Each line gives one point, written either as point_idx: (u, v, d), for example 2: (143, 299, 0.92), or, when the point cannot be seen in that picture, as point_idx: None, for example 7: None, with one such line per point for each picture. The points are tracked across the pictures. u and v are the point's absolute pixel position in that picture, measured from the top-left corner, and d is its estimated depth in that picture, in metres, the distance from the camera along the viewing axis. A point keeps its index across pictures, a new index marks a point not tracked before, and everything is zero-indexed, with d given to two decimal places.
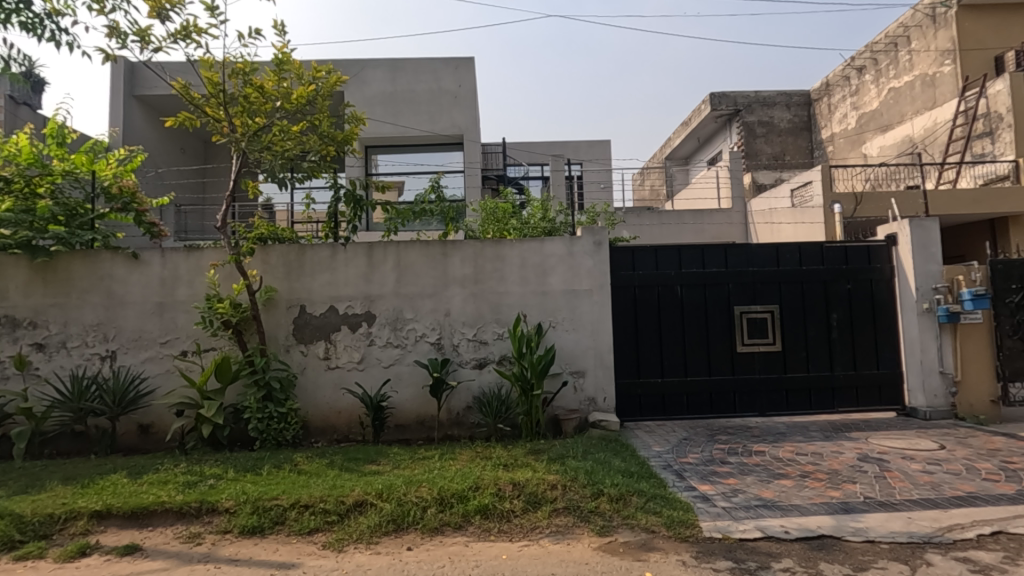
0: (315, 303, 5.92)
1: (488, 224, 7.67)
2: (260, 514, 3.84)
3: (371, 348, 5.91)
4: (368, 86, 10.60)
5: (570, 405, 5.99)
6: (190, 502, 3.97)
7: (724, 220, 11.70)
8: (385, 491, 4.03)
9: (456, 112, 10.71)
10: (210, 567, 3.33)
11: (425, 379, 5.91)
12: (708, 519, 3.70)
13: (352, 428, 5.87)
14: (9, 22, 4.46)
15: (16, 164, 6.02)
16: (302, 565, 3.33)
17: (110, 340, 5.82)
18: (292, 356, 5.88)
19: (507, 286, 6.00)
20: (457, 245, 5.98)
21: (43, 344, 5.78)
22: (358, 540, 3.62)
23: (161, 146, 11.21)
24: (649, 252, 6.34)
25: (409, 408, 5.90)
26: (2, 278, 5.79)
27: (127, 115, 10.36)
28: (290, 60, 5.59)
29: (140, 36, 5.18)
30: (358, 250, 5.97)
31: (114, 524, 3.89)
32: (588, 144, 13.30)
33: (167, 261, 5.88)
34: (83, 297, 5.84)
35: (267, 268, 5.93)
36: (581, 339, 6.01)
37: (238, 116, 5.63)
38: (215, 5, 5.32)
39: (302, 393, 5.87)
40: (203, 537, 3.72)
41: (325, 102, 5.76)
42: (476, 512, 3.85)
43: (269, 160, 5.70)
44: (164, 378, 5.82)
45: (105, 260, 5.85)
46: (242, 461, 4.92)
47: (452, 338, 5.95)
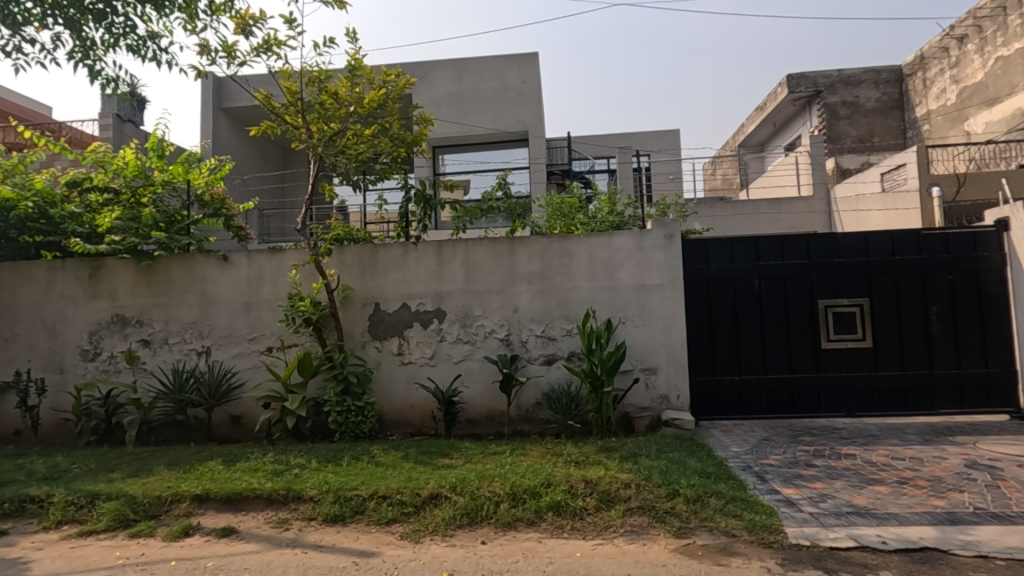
0: (388, 301, 6.12)
1: (554, 219, 7.58)
2: (341, 504, 4.01)
3: (442, 344, 6.03)
4: (434, 87, 10.81)
5: (642, 402, 5.85)
6: (278, 489, 4.21)
7: (804, 209, 10.98)
8: (458, 485, 4.11)
9: (521, 108, 10.70)
10: (298, 551, 3.51)
11: (494, 375, 5.97)
12: (794, 525, 3.49)
13: (425, 422, 6.02)
14: (118, 46, 4.90)
15: (123, 176, 6.65)
16: (381, 554, 3.44)
17: (205, 337, 6.26)
18: (367, 351, 6.10)
19: (575, 282, 5.95)
20: (524, 242, 5.99)
21: (148, 340, 6.31)
22: (434, 532, 3.70)
23: (246, 155, 11.97)
24: (724, 244, 6.09)
25: (480, 403, 5.97)
26: (113, 281, 6.39)
27: (216, 127, 11.13)
28: (363, 65, 5.80)
29: (227, 52, 5.53)
30: (428, 248, 6.11)
31: (212, 507, 4.18)
32: (655, 134, 12.91)
33: (253, 262, 6.25)
34: (181, 296, 6.32)
35: (343, 268, 6.19)
36: (652, 336, 5.86)
37: (315, 123, 5.86)
38: (292, 18, 5.58)
39: (377, 387, 6.08)
40: (290, 523, 3.93)
41: (395, 105, 5.95)
42: (549, 508, 3.84)
43: (344, 163, 5.95)
44: (252, 372, 6.20)
45: (198, 262, 6.30)
46: (324, 452, 5.16)
47: (520, 335, 5.97)
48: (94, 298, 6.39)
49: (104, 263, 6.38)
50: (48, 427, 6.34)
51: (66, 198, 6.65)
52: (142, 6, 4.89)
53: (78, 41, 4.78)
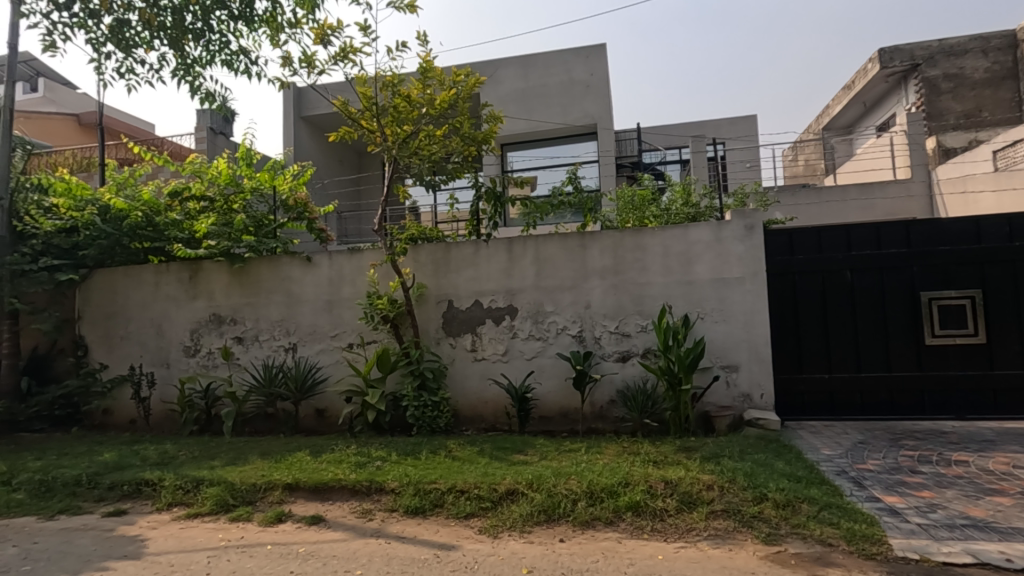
0: (461, 298, 6.21)
1: (625, 213, 7.38)
2: (421, 496, 4.12)
3: (514, 341, 6.05)
4: (501, 85, 10.88)
5: (723, 401, 5.61)
6: (361, 480, 4.38)
7: (901, 194, 10.10)
8: (534, 482, 4.11)
9: (589, 101, 10.53)
10: (382, 541, 3.63)
11: (567, 372, 5.91)
12: (900, 536, 3.22)
13: (498, 418, 6.06)
14: (214, 62, 5.27)
15: (217, 185, 7.22)
16: (461, 548, 3.49)
17: (291, 334, 6.62)
18: (442, 348, 6.22)
19: (649, 277, 5.78)
20: (595, 237, 5.89)
21: (242, 337, 6.75)
22: (511, 528, 3.72)
23: (324, 160, 12.53)
24: (811, 233, 5.73)
25: (553, 400, 5.94)
26: (210, 282, 6.89)
27: (297, 135, 11.74)
28: (434, 67, 5.92)
29: (308, 62, 5.80)
30: (500, 246, 6.15)
31: (302, 496, 4.42)
32: (730, 121, 12.33)
33: (334, 263, 6.54)
34: (269, 296, 6.71)
35: (418, 267, 6.34)
36: (732, 331, 5.60)
37: (389, 126, 6.02)
38: (367, 25, 5.78)
39: (452, 383, 6.20)
40: (373, 514, 4.07)
41: (465, 104, 6.06)
42: (628, 508, 3.75)
43: (417, 164, 6.13)
44: (334, 367, 6.48)
45: (284, 263, 6.67)
46: (402, 445, 5.32)
47: (593, 331, 5.88)
48: (193, 298, 6.92)
49: (202, 266, 6.89)
50: (157, 417, 6.93)
51: (169, 206, 7.30)
52: (234, 23, 5.22)
53: (180, 59, 5.17)
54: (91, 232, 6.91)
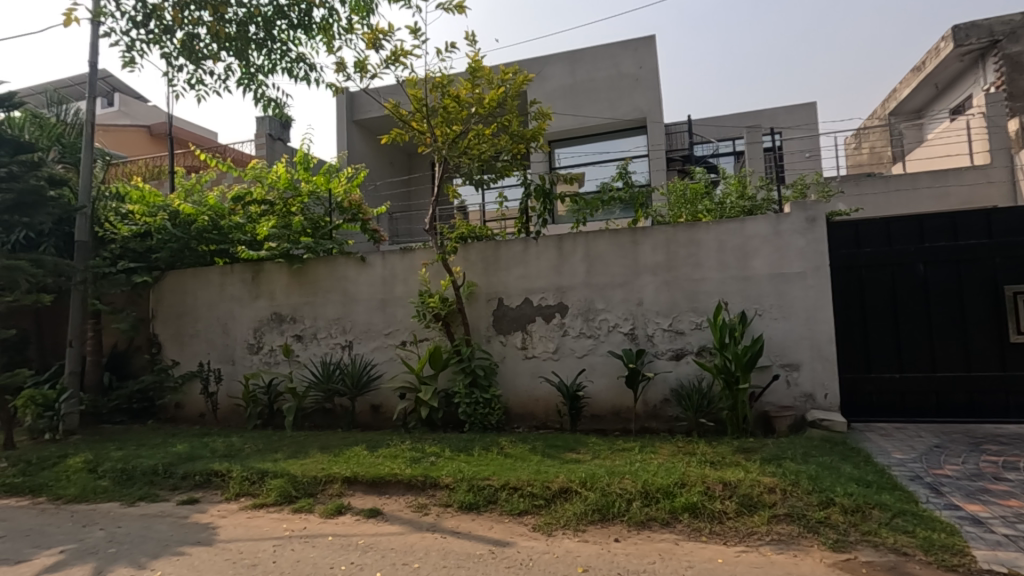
0: (511, 296, 6.23)
1: (677, 208, 7.18)
2: (474, 492, 4.16)
3: (565, 339, 6.02)
4: (548, 82, 10.83)
5: (783, 401, 5.39)
6: (417, 475, 4.47)
7: (980, 180, 9.40)
8: (588, 481, 4.08)
9: (638, 94, 10.34)
10: (438, 535, 3.69)
11: (620, 370, 5.83)
12: (984, 548, 3.01)
13: (550, 416, 6.04)
14: (276, 70, 5.50)
15: (277, 189, 7.54)
16: (516, 545, 3.50)
17: (347, 332, 6.82)
18: (493, 345, 6.26)
19: (703, 273, 5.63)
20: (647, 232, 5.78)
21: (301, 335, 7.01)
22: (565, 526, 3.70)
23: (376, 162, 12.82)
24: (878, 225, 5.43)
25: (605, 398, 5.87)
26: (271, 282, 7.18)
27: (349, 138, 12.07)
28: (482, 66, 5.97)
29: (360, 67, 5.96)
30: (549, 243, 6.13)
31: (360, 489, 4.54)
32: (787, 109, 11.82)
33: (387, 262, 6.69)
34: (326, 295, 6.94)
35: (468, 265, 6.40)
36: (793, 329, 5.37)
37: (438, 127, 6.09)
38: (417, 28, 5.87)
39: (503, 380, 6.23)
40: (429, 508, 4.15)
41: (513, 102, 6.09)
42: (685, 509, 3.67)
43: (466, 164, 6.16)
44: (388, 364, 6.63)
45: (340, 264, 6.88)
46: (455, 441, 5.38)
47: (646, 328, 5.78)
48: (255, 298, 7.23)
49: (263, 267, 7.20)
50: (224, 411, 7.29)
51: (232, 210, 7.71)
52: (293, 32, 5.42)
53: (245, 69, 5.41)
54: (163, 236, 7.37)
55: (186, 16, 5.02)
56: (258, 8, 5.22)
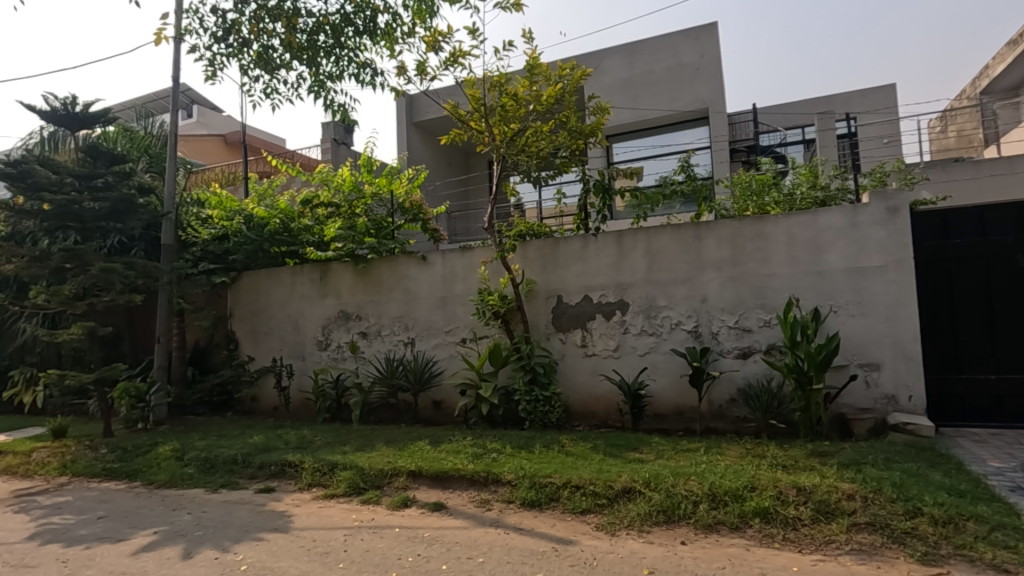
0: (571, 293, 6.19)
1: (742, 201, 6.89)
2: (536, 490, 4.17)
3: (626, 336, 5.92)
4: (606, 75, 10.68)
5: (861, 402, 5.09)
6: (479, 471, 4.53)
7: None
8: (652, 481, 4.00)
9: (699, 85, 10.02)
10: (501, 531, 3.72)
11: (683, 369, 5.68)
12: None
13: (611, 414, 5.96)
14: (343, 76, 5.70)
15: (342, 192, 7.84)
16: (579, 543, 3.48)
17: (410, 329, 6.99)
18: (552, 343, 6.25)
19: (772, 268, 5.39)
20: (711, 227, 5.60)
21: (366, 333, 7.25)
22: (629, 526, 3.65)
23: (434, 162, 13.05)
24: (970, 214, 5.02)
25: (668, 397, 5.74)
26: (337, 281, 7.47)
27: (409, 140, 12.35)
28: (540, 63, 5.97)
29: (421, 70, 6.08)
30: (609, 239, 6.04)
31: (424, 483, 4.65)
32: (863, 93, 11.12)
33: (447, 261, 6.80)
34: (389, 293, 7.14)
35: (527, 263, 6.41)
36: (872, 326, 5.06)
37: (496, 125, 6.12)
38: (475, 28, 5.93)
39: (563, 378, 6.21)
40: (492, 504, 4.19)
41: (571, 98, 6.06)
42: (756, 514, 3.53)
43: (524, 161, 6.16)
44: (449, 361, 6.74)
45: (402, 263, 7.06)
46: (516, 438, 5.41)
47: (710, 326, 5.60)
48: (323, 297, 7.54)
49: (330, 267, 7.50)
50: (295, 404, 7.63)
51: (301, 213, 8.07)
52: (359, 38, 5.60)
53: (315, 76, 5.63)
54: (239, 239, 7.84)
55: (261, 28, 5.29)
56: (327, 17, 5.43)
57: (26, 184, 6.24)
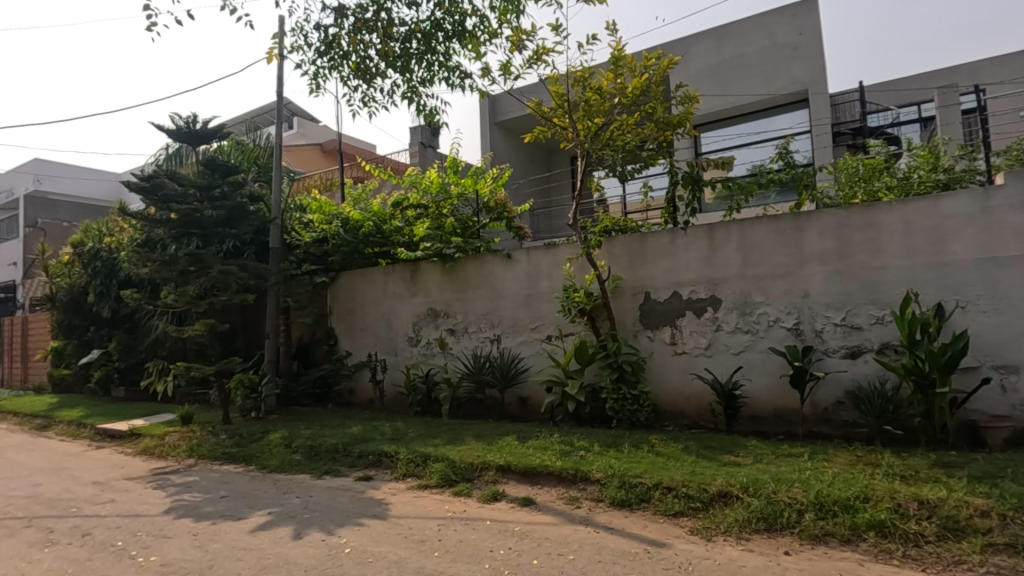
0: (659, 289, 6.01)
1: (848, 187, 6.36)
2: (626, 490, 4.10)
3: (719, 334, 5.67)
4: (693, 62, 10.26)
5: (996, 409, 4.55)
6: (568, 468, 4.53)
7: None
8: (751, 486, 3.80)
9: (797, 65, 9.38)
10: (591, 529, 3.69)
11: (783, 369, 5.34)
12: None
13: (702, 415, 5.73)
14: (433, 81, 5.89)
15: (430, 193, 8.12)
16: (673, 547, 3.37)
17: (496, 326, 7.10)
18: (640, 340, 6.11)
19: (885, 260, 4.94)
20: (813, 217, 5.23)
21: (454, 329, 7.45)
22: (727, 532, 3.49)
23: (517, 161, 13.16)
24: None
25: (766, 399, 5.42)
26: (426, 280, 7.73)
27: (492, 140, 12.55)
28: (625, 55, 5.86)
29: (505, 70, 6.15)
30: (699, 233, 5.80)
31: (513, 478, 4.71)
32: (993, 63, 9.91)
33: (532, 259, 6.84)
34: (476, 291, 7.29)
35: (612, 259, 6.30)
36: (1009, 324, 4.51)
37: (580, 121, 6.05)
38: (558, 24, 5.92)
39: (651, 376, 6.05)
40: (581, 501, 4.18)
41: (658, 88, 5.91)
42: (870, 527, 3.26)
43: (610, 156, 6.06)
44: (535, 358, 6.79)
45: (488, 261, 7.18)
46: (604, 437, 5.35)
47: (813, 323, 5.22)
48: (414, 295, 7.84)
49: (420, 267, 7.78)
50: (389, 398, 8.00)
51: (392, 215, 8.44)
52: (449, 42, 5.76)
53: (408, 83, 5.86)
54: (337, 241, 8.34)
55: (359, 40, 5.59)
56: (418, 25, 5.64)
57: (157, 197, 6.97)
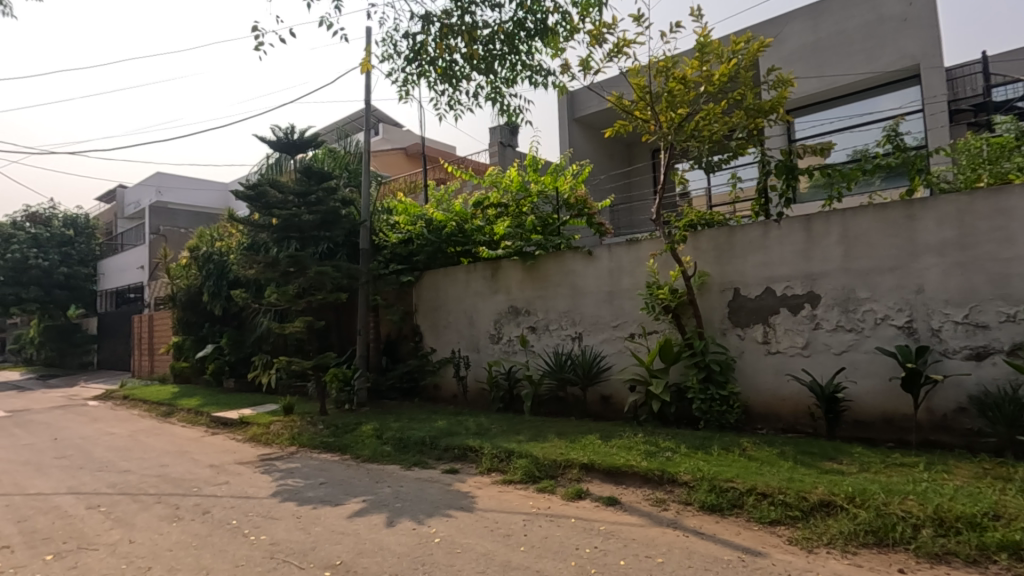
0: (750, 286, 5.72)
1: (971, 170, 5.72)
2: (717, 494, 3.94)
3: (818, 333, 5.31)
4: (786, 44, 9.65)
5: None
6: (654, 469, 4.42)
7: None
8: (857, 497, 3.53)
9: (906, 39, 8.57)
10: (679, 533, 3.58)
11: (893, 371, 4.91)
12: None
13: (799, 418, 5.39)
14: (516, 80, 5.94)
15: (511, 192, 8.22)
16: (770, 556, 3.20)
17: (577, 324, 7.06)
18: (729, 339, 5.85)
19: (1017, 251, 4.40)
20: (928, 205, 4.76)
21: (535, 327, 7.50)
22: (830, 545, 3.26)
23: (597, 156, 12.99)
24: None
25: (873, 403, 5.01)
26: (507, 278, 7.82)
27: (571, 136, 12.48)
28: (711, 40, 5.61)
29: (585, 66, 6.09)
30: (795, 225, 5.45)
31: (597, 477, 4.67)
32: None
33: (613, 255, 6.73)
34: (556, 289, 7.29)
35: (699, 254, 6.07)
36: None
37: (663, 112, 5.87)
38: (640, 15, 5.79)
39: (742, 377, 5.77)
40: (668, 504, 4.06)
41: (747, 74, 5.63)
42: (1002, 549, 2.93)
43: (695, 147, 5.82)
44: (617, 356, 6.68)
45: (568, 258, 7.15)
46: (691, 438, 5.17)
47: (929, 321, 4.76)
48: (495, 293, 7.96)
49: (501, 265, 7.88)
50: (472, 393, 8.19)
51: (474, 215, 8.61)
52: (532, 41, 5.78)
53: (491, 84, 5.95)
54: (421, 241, 8.63)
55: (445, 46, 5.74)
56: (502, 26, 5.72)
57: (261, 203, 7.55)
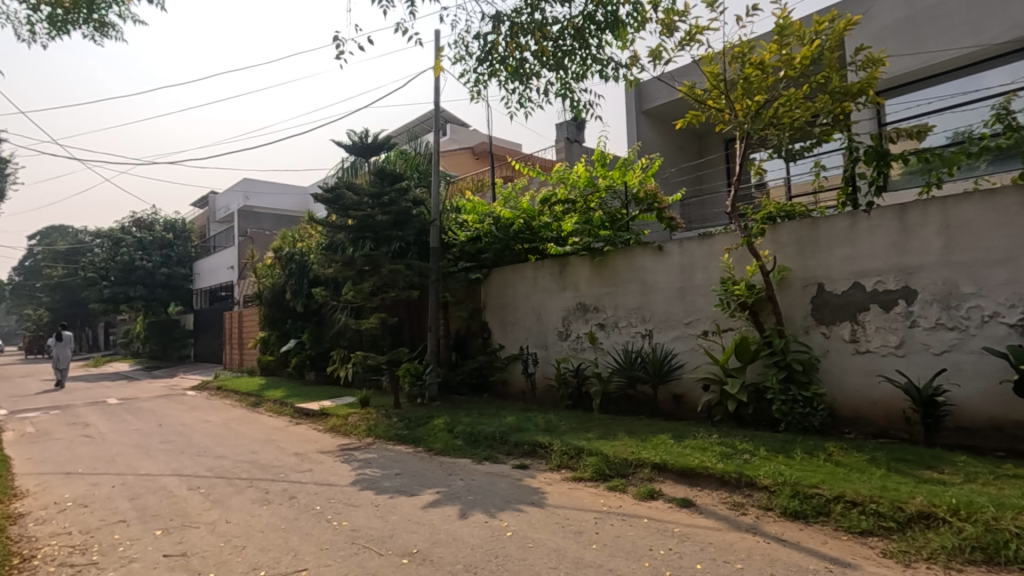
0: (836, 281, 5.38)
1: None
2: (801, 500, 3.74)
3: (914, 331, 4.92)
4: (877, 19, 8.94)
5: None
6: (730, 471, 4.26)
7: None
8: (962, 510, 3.25)
9: (1017, 6, 7.76)
10: (760, 539, 3.43)
11: (1003, 373, 4.47)
12: None
13: (893, 423, 5.02)
14: (586, 75, 5.88)
15: (579, 187, 8.20)
16: (861, 568, 3.00)
17: (647, 321, 6.91)
18: (813, 337, 5.54)
19: None
20: None
21: (604, 324, 7.41)
22: (930, 560, 3.02)
23: (666, 149, 12.64)
24: None
25: (978, 408, 4.59)
26: (575, 275, 7.78)
27: (639, 129, 12.21)
28: (792, 22, 5.30)
29: (655, 56, 5.95)
30: (887, 215, 5.07)
31: (670, 477, 4.56)
32: None
33: (686, 250, 6.53)
34: (625, 285, 7.17)
35: (779, 248, 5.77)
36: None
37: (738, 100, 5.62)
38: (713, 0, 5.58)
39: (827, 377, 5.45)
40: (746, 509, 3.91)
41: (833, 55, 5.29)
42: None
43: (774, 136, 5.49)
44: (690, 355, 6.48)
45: (638, 254, 7.01)
46: (771, 441, 4.93)
47: None
48: (563, 289, 7.93)
49: (569, 261, 7.84)
50: (541, 390, 8.21)
51: (541, 212, 8.59)
52: (601, 35, 5.70)
53: (560, 80, 5.93)
54: (489, 239, 8.74)
55: (515, 44, 5.77)
56: (571, 21, 5.68)
57: (338, 205, 7.90)
